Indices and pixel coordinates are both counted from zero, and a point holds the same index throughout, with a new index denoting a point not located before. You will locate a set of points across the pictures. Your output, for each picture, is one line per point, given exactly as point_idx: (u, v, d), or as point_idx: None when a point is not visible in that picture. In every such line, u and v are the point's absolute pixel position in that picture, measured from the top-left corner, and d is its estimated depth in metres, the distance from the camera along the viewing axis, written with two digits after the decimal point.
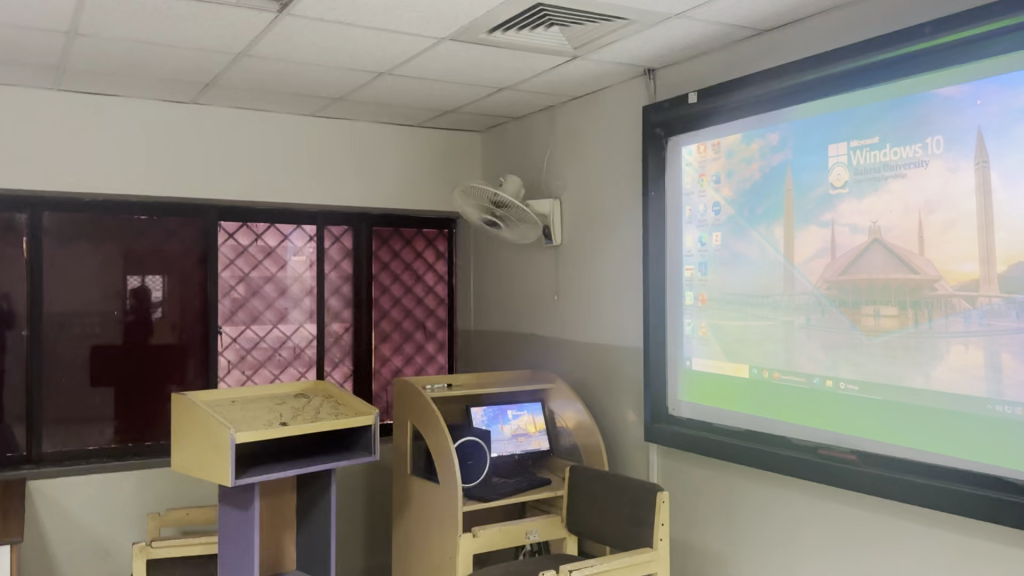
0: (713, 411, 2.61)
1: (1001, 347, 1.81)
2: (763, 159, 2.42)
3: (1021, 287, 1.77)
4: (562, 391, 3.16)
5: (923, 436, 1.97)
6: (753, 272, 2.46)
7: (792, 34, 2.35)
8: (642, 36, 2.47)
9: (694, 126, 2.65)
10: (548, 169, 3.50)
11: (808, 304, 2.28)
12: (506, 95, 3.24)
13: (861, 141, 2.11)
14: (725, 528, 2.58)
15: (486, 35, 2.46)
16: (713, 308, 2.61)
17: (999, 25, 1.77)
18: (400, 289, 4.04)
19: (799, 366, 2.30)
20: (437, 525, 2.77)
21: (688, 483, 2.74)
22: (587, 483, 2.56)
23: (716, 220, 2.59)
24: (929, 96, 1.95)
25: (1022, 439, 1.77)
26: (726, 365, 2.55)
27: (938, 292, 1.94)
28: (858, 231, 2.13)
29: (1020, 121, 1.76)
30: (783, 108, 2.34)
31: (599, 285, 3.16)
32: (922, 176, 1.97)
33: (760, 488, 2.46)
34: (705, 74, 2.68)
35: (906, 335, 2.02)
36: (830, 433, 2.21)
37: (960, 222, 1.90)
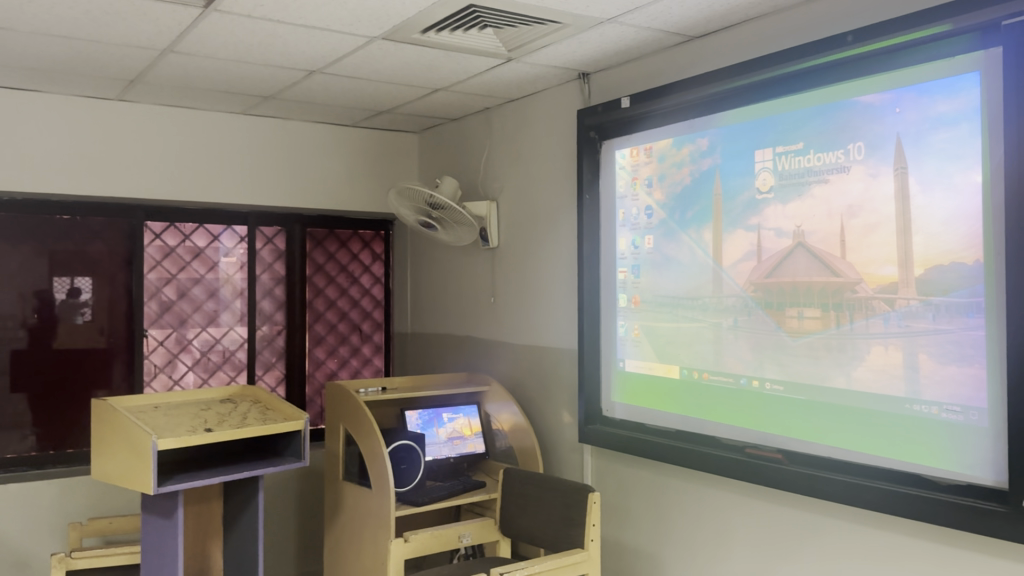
0: (645, 412, 2.63)
1: (919, 348, 1.86)
2: (693, 163, 2.45)
3: (936, 289, 1.82)
4: (498, 393, 3.15)
5: (846, 435, 2.02)
6: (684, 274, 2.49)
7: (721, 41, 2.39)
8: (575, 40, 2.48)
9: (627, 130, 2.68)
10: (484, 171, 3.49)
11: (735, 306, 2.32)
12: (441, 96, 3.22)
13: (786, 148, 2.16)
14: (658, 528, 2.61)
15: (418, 35, 2.44)
16: (646, 309, 2.63)
17: (915, 36, 1.83)
18: (335, 291, 3.98)
19: (727, 366, 2.34)
20: (370, 530, 2.73)
21: (622, 484, 2.76)
22: (520, 486, 2.55)
23: (648, 223, 2.62)
24: (851, 103, 2.00)
25: (938, 437, 1.82)
26: (658, 367, 2.58)
27: (859, 295, 1.99)
28: (783, 235, 2.18)
29: (937, 129, 1.81)
30: (713, 114, 2.37)
31: (535, 288, 3.17)
32: (845, 181, 2.02)
33: (692, 488, 2.49)
34: (638, 78, 2.70)
35: (829, 336, 2.07)
36: (757, 432, 2.25)
37: (880, 227, 1.95)
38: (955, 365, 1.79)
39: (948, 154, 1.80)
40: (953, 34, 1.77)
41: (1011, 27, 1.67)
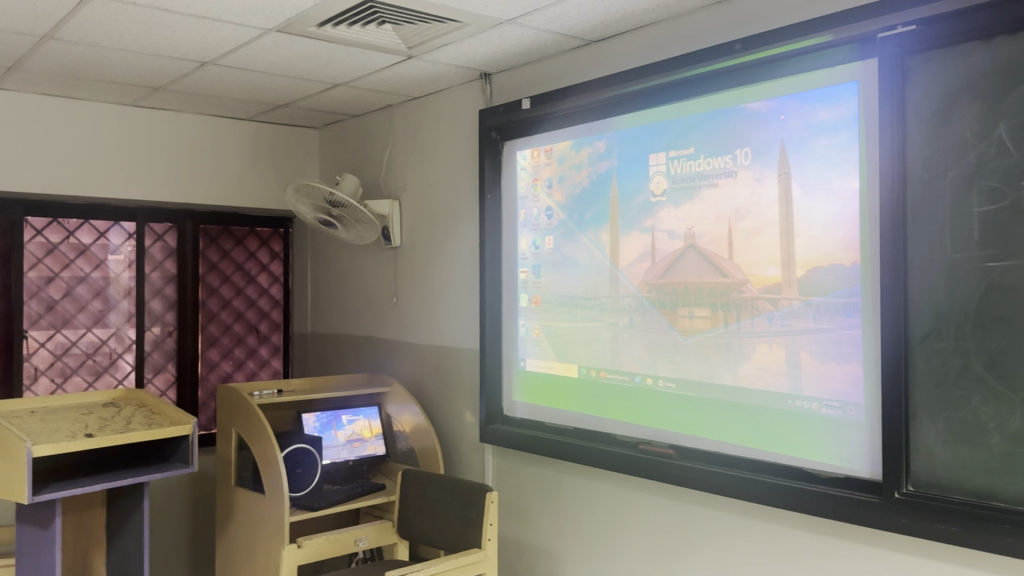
0: (546, 412, 2.65)
1: (801, 346, 1.93)
2: (591, 166, 2.48)
3: (818, 289, 1.90)
4: (398, 394, 3.12)
5: (734, 431, 2.08)
6: (582, 274, 2.53)
7: (619, 45, 2.43)
8: (476, 40, 2.48)
9: (528, 131, 2.69)
10: (387, 169, 3.45)
11: (631, 305, 2.37)
12: (341, 92, 3.16)
13: (678, 152, 2.22)
14: (556, 526, 2.64)
15: (315, 29, 2.39)
16: (546, 309, 2.65)
17: (800, 45, 1.90)
18: (230, 290, 3.86)
19: (622, 364, 2.39)
20: (263, 535, 2.66)
21: (522, 483, 2.77)
22: (418, 487, 2.53)
23: (549, 223, 2.64)
24: (739, 110, 2.07)
25: (817, 431, 1.90)
26: (557, 366, 2.61)
27: (745, 295, 2.06)
28: (675, 237, 2.24)
29: (818, 136, 1.89)
30: (609, 117, 2.41)
31: (438, 288, 3.15)
32: (732, 185, 2.09)
33: (590, 485, 2.52)
34: (539, 80, 2.72)
35: (717, 334, 2.13)
36: (650, 429, 2.30)
37: (764, 230, 2.02)
38: (834, 362, 1.87)
39: (828, 160, 1.87)
40: (833, 44, 1.83)
41: (886, 39, 1.74)
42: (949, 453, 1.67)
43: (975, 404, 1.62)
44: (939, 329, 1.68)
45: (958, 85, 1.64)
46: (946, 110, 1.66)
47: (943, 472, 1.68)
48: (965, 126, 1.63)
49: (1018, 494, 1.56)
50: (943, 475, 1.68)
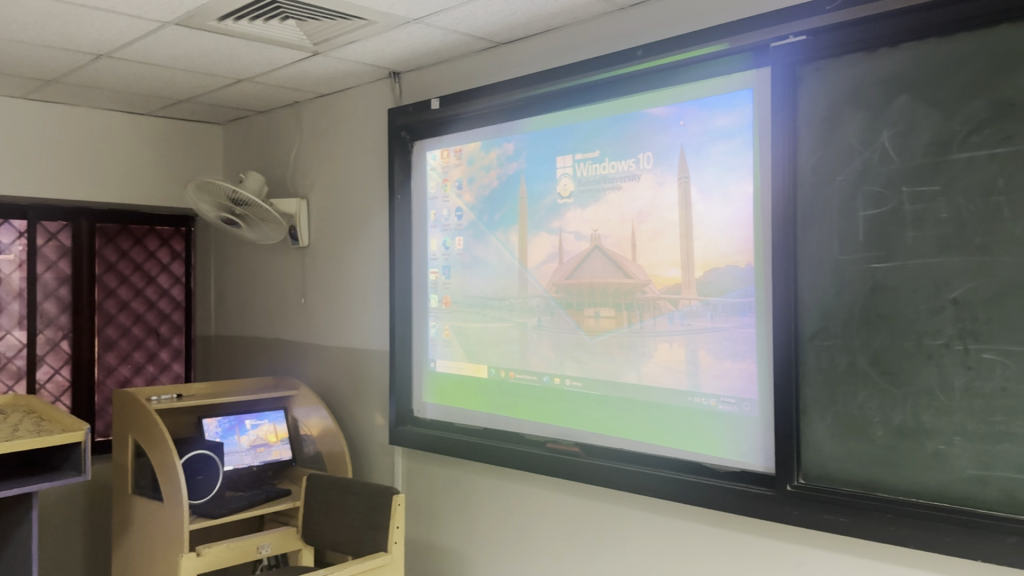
0: (455, 412, 2.64)
1: (699, 344, 1.99)
2: (500, 167, 2.50)
3: (714, 290, 1.96)
4: (305, 398, 3.06)
5: (637, 428, 2.13)
6: (492, 275, 2.54)
7: (527, 47, 2.45)
8: (383, 39, 2.46)
9: (437, 131, 2.68)
10: (294, 168, 3.39)
11: (539, 305, 2.39)
12: (245, 87, 3.09)
13: (584, 155, 2.26)
14: (465, 527, 2.64)
15: (215, 23, 2.33)
16: (456, 310, 2.65)
17: (698, 53, 1.95)
18: (128, 292, 3.71)
19: (531, 364, 2.41)
20: (162, 545, 2.57)
21: (432, 484, 2.76)
22: (324, 491, 2.49)
23: (458, 224, 2.64)
24: (641, 114, 2.11)
25: (714, 427, 1.96)
26: (467, 366, 2.61)
27: (648, 295, 2.11)
28: (581, 239, 2.27)
29: (715, 141, 1.95)
30: (517, 119, 2.43)
31: (346, 289, 3.11)
32: (635, 189, 2.14)
33: (499, 485, 2.53)
34: (448, 80, 2.72)
35: (621, 334, 2.18)
36: (558, 428, 2.32)
37: (665, 232, 2.07)
38: (730, 360, 1.93)
39: (725, 164, 1.93)
40: (729, 52, 1.89)
41: (778, 48, 1.79)
42: (837, 446, 1.73)
43: (861, 399, 1.68)
44: (827, 328, 1.73)
45: (845, 94, 1.69)
46: (834, 117, 1.71)
47: (832, 465, 1.73)
48: (852, 132, 1.68)
49: (901, 484, 1.62)
50: (831, 468, 1.73)
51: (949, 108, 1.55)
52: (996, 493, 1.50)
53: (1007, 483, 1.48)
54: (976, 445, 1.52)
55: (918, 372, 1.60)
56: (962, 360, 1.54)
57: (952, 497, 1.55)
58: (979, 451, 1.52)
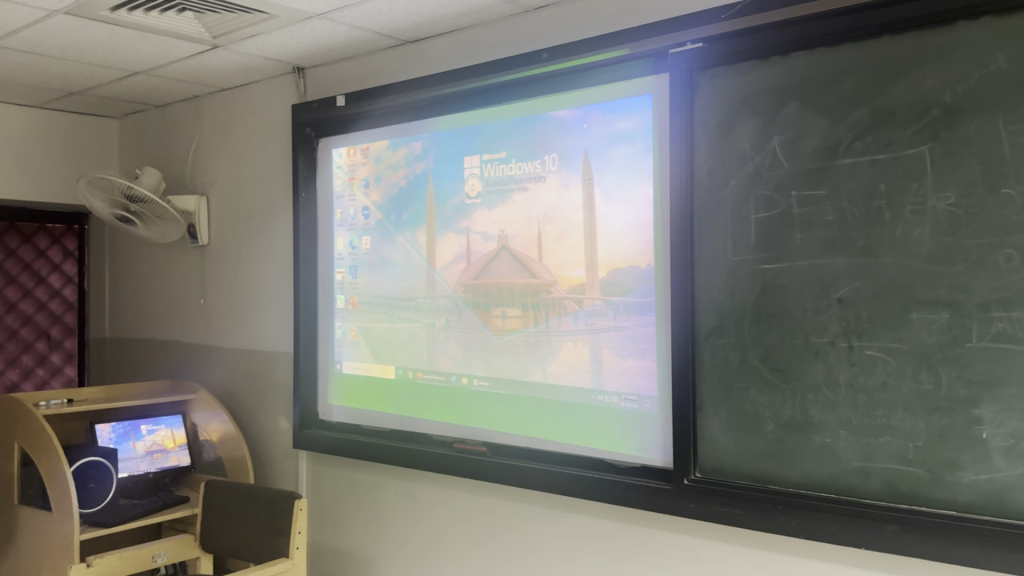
0: (362, 415, 2.61)
1: (602, 343, 2.03)
2: (407, 166, 2.48)
3: (617, 290, 2.00)
4: (205, 401, 2.97)
5: (543, 426, 2.15)
6: (398, 275, 2.52)
7: (434, 46, 2.44)
8: (285, 33, 2.41)
9: (342, 129, 2.64)
10: (193, 164, 3.28)
11: (447, 305, 2.39)
12: (141, 80, 2.97)
13: (491, 155, 2.27)
14: (371, 530, 2.61)
15: (108, 13, 2.24)
16: (363, 310, 2.62)
17: (600, 57, 1.98)
18: (16, 292, 3.53)
19: (438, 364, 2.40)
20: (50, 557, 2.45)
21: (337, 487, 2.72)
22: (224, 497, 2.42)
23: (365, 223, 2.61)
24: (547, 116, 2.14)
25: (617, 424, 1.99)
26: (374, 367, 2.58)
27: (553, 295, 2.14)
28: (489, 239, 2.28)
29: (618, 144, 1.99)
30: (423, 119, 2.42)
31: (248, 290, 3.03)
32: (541, 190, 2.16)
33: (405, 486, 2.51)
34: (354, 78, 2.68)
35: (527, 334, 2.20)
36: (464, 428, 2.33)
37: (570, 233, 2.10)
38: (632, 358, 1.97)
39: (627, 167, 1.98)
40: (630, 58, 1.92)
41: (676, 55, 1.84)
42: (731, 440, 1.78)
43: (753, 395, 1.75)
44: (721, 327, 1.79)
45: (739, 101, 1.75)
46: (728, 123, 1.76)
47: (727, 459, 1.79)
48: (745, 138, 1.74)
49: (791, 477, 1.69)
50: (725, 462, 1.79)
51: (835, 116, 1.62)
52: (878, 483, 1.58)
53: (889, 473, 1.56)
54: (859, 437, 1.60)
55: (806, 368, 1.67)
56: (847, 356, 1.61)
57: (839, 488, 1.63)
58: (862, 444, 1.59)
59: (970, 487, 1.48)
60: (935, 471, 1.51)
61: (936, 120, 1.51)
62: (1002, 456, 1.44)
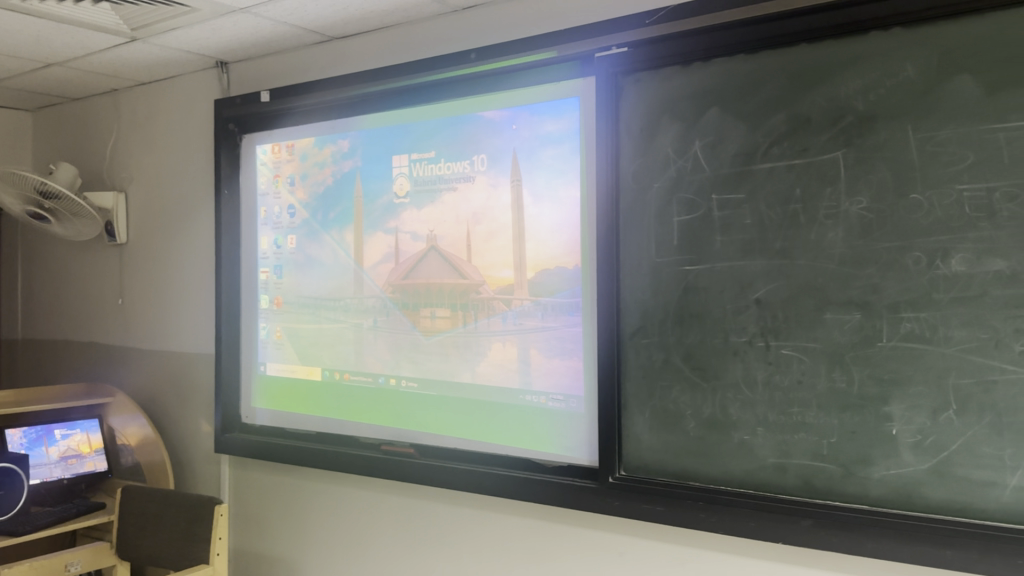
0: (287, 417, 2.56)
1: (530, 344, 2.04)
2: (334, 164, 2.45)
3: (545, 291, 2.02)
4: (123, 405, 2.87)
5: (470, 427, 2.15)
6: (325, 275, 2.49)
7: (361, 44, 2.41)
8: (208, 26, 2.35)
9: (266, 125, 2.59)
10: (112, 160, 3.17)
11: (375, 306, 2.36)
12: (55, 71, 2.86)
13: (420, 155, 2.25)
14: (297, 534, 2.56)
15: (18, 1, 2.14)
16: (288, 310, 2.57)
17: (528, 59, 1.98)
18: None
19: (366, 366, 2.37)
20: None
21: (261, 491, 2.66)
22: (143, 503, 2.35)
23: (290, 222, 2.57)
24: (476, 117, 2.14)
25: (545, 423, 2.01)
26: (299, 369, 2.54)
27: (482, 295, 2.14)
28: (417, 239, 2.27)
29: (546, 146, 2.01)
30: (350, 117, 2.39)
31: (169, 289, 2.95)
32: (470, 190, 2.16)
33: (331, 489, 2.47)
34: (279, 74, 2.63)
35: (456, 334, 2.19)
36: (391, 429, 2.31)
37: (498, 233, 2.11)
38: (559, 358, 1.99)
39: (555, 169, 1.99)
40: (557, 60, 1.94)
41: (602, 59, 1.86)
42: (654, 439, 1.81)
43: (675, 393, 1.78)
44: (645, 327, 1.82)
45: (662, 105, 1.78)
46: (652, 127, 1.79)
47: (650, 457, 1.82)
48: (668, 142, 1.77)
49: (711, 474, 1.73)
50: (649, 460, 1.82)
51: (754, 122, 1.66)
52: (794, 479, 1.62)
53: (804, 469, 1.61)
54: (776, 434, 1.64)
55: (725, 368, 1.70)
56: (764, 355, 1.66)
57: (757, 484, 1.67)
58: (779, 440, 1.64)
59: (880, 481, 1.53)
60: (848, 466, 1.56)
61: (850, 127, 1.56)
62: (910, 451, 1.50)
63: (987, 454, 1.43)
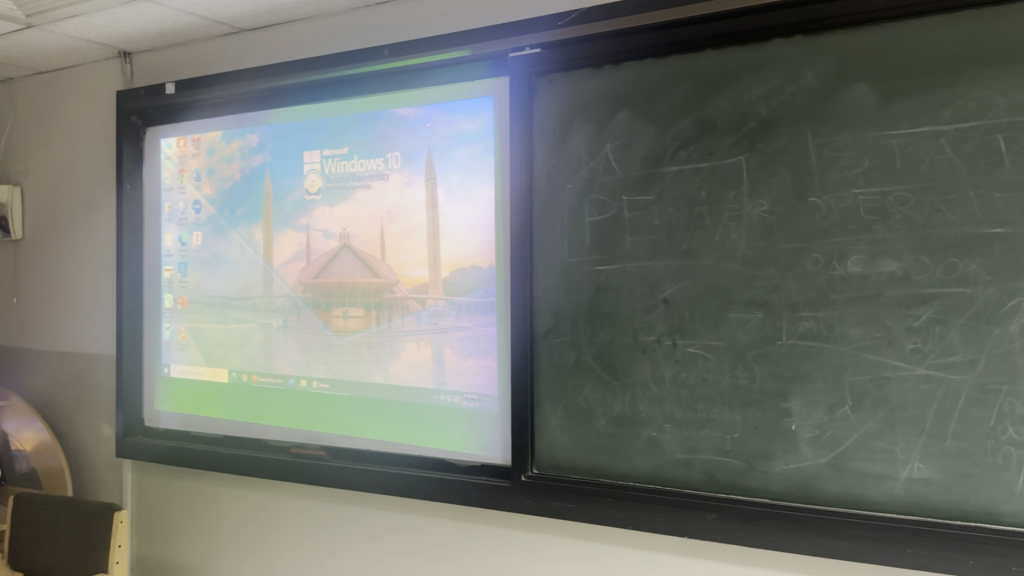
0: (193, 420, 2.49)
1: (444, 343, 2.03)
2: (242, 159, 2.39)
3: (459, 290, 2.01)
4: (18, 409, 2.73)
5: (382, 428, 2.12)
6: (233, 273, 2.42)
7: (271, 37, 2.36)
8: (108, 15, 2.26)
9: (171, 118, 2.51)
10: (6, 152, 3.02)
11: (285, 305, 2.31)
12: None
13: (333, 151, 2.22)
14: (204, 540, 2.49)
15: None
16: (193, 310, 2.50)
17: (441, 56, 1.97)
18: None
19: (275, 367, 2.32)
20: None
21: (166, 496, 2.57)
22: (39, 511, 2.25)
23: (196, 219, 2.49)
24: (389, 114, 2.11)
25: (458, 423, 2.00)
26: (205, 371, 2.47)
27: (396, 295, 2.12)
28: (330, 236, 2.23)
29: (461, 145, 2.00)
30: (260, 111, 2.34)
31: (68, 287, 2.82)
32: (384, 188, 2.13)
33: (240, 493, 2.41)
34: (186, 66, 2.55)
35: (369, 334, 2.16)
36: (302, 432, 2.26)
37: (412, 232, 2.09)
38: (473, 357, 1.99)
39: (469, 168, 1.99)
40: (470, 59, 1.93)
41: (515, 59, 1.86)
42: (565, 437, 1.83)
43: (586, 391, 1.80)
44: (558, 326, 1.83)
45: (574, 107, 1.79)
46: (564, 128, 1.81)
47: (562, 455, 1.83)
48: (580, 144, 1.79)
49: (620, 470, 1.75)
50: (560, 458, 1.84)
51: (662, 125, 1.69)
52: (699, 474, 1.66)
53: (709, 464, 1.65)
54: (682, 431, 1.68)
55: (634, 366, 1.73)
56: (671, 354, 1.69)
57: (664, 480, 1.70)
58: (685, 437, 1.67)
59: (781, 476, 1.58)
60: (750, 461, 1.61)
61: (753, 131, 1.60)
62: (809, 446, 1.56)
63: (881, 448, 1.49)
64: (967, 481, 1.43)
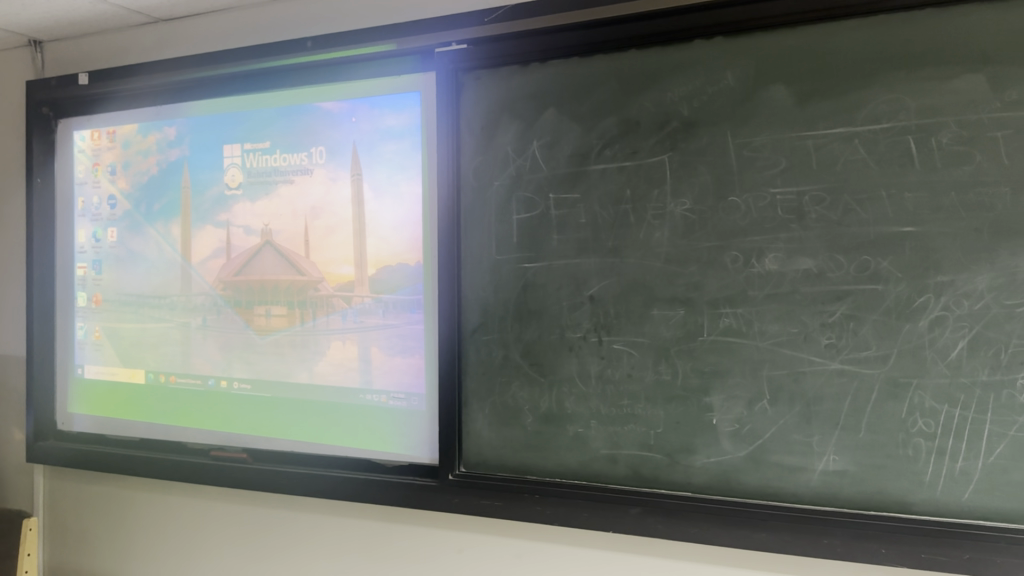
0: (108, 423, 2.40)
1: (370, 342, 2.01)
2: (160, 153, 2.32)
3: (385, 288, 1.99)
4: None
5: (307, 428, 2.09)
6: (149, 271, 2.35)
7: (191, 27, 2.29)
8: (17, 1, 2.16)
9: (85, 109, 2.42)
10: None
11: (205, 304, 2.25)
12: None
13: (255, 145, 2.17)
14: (121, 546, 2.41)
15: None
16: (108, 309, 2.41)
17: (366, 50, 1.95)
18: None
19: (195, 367, 2.26)
20: None
21: (81, 502, 2.48)
22: None
23: (111, 214, 2.41)
24: (313, 108, 2.08)
25: (385, 422, 1.98)
26: (121, 371, 2.39)
27: (321, 292, 2.09)
28: (252, 232, 2.18)
29: (386, 141, 1.98)
30: (179, 102, 2.27)
31: None
32: (308, 183, 2.10)
33: (159, 497, 2.34)
34: (101, 56, 2.46)
35: (293, 333, 2.12)
36: (224, 433, 2.20)
37: (337, 229, 2.06)
38: (399, 356, 1.97)
39: (394, 164, 1.97)
40: (395, 54, 1.91)
41: (442, 54, 1.85)
42: (493, 434, 1.83)
43: (514, 389, 1.80)
44: (485, 324, 1.83)
45: (500, 105, 1.79)
46: (491, 125, 1.80)
47: (489, 452, 1.83)
48: (507, 141, 1.78)
49: (546, 467, 1.76)
50: (487, 455, 1.83)
51: (587, 123, 1.70)
52: (624, 469, 1.68)
53: (633, 459, 1.67)
54: (608, 427, 1.69)
55: (561, 363, 1.74)
56: (597, 351, 1.70)
57: (589, 476, 1.71)
58: (610, 432, 1.69)
59: (702, 470, 1.61)
60: (672, 456, 1.63)
61: (675, 131, 1.63)
62: (729, 440, 1.59)
63: (798, 441, 1.53)
64: (879, 472, 1.48)
